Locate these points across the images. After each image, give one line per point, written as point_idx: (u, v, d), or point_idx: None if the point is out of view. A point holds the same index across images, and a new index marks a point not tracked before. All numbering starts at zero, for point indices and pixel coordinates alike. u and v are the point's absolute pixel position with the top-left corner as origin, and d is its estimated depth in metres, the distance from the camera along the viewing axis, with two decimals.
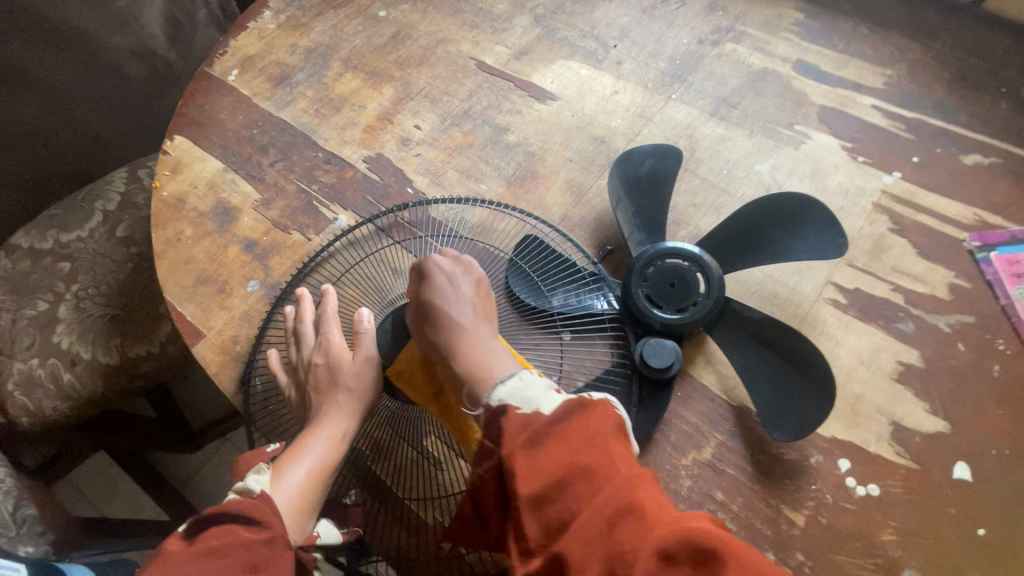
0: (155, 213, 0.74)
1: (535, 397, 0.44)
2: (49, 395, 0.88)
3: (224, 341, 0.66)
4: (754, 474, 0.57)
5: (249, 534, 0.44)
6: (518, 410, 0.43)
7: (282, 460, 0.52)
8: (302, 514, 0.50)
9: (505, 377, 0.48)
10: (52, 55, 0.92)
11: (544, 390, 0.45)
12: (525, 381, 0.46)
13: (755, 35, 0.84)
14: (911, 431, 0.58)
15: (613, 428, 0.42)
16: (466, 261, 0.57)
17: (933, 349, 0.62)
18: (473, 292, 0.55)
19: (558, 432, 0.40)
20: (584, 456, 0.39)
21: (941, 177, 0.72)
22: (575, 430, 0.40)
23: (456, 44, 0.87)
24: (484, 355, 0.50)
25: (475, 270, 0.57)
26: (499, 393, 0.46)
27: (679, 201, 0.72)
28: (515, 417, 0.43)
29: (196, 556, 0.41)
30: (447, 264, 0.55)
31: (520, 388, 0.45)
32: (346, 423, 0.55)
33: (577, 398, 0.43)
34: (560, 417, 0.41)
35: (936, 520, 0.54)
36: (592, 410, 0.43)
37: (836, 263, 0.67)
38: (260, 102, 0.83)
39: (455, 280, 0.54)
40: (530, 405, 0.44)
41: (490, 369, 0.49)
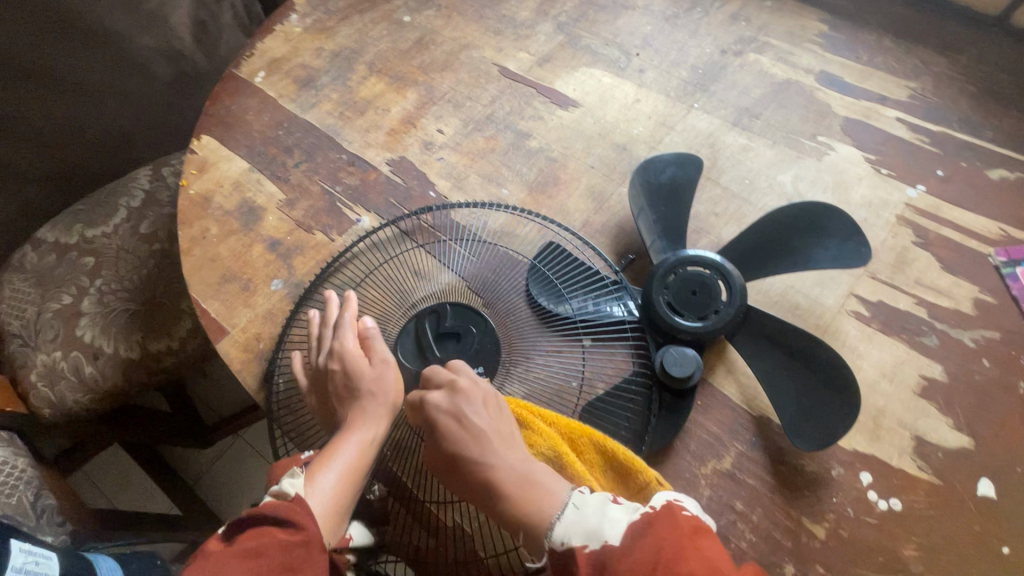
0: (182, 210, 0.75)
1: (598, 525, 0.41)
2: (71, 387, 0.90)
3: (248, 338, 0.66)
4: (774, 485, 0.57)
5: (284, 536, 0.45)
6: (586, 548, 0.40)
7: (314, 465, 0.52)
8: (335, 518, 0.52)
9: (558, 509, 0.44)
10: (84, 55, 0.94)
11: (601, 508, 0.42)
12: (581, 506, 0.43)
13: (778, 46, 0.84)
14: (934, 446, 0.58)
15: (688, 532, 0.39)
16: (464, 387, 0.51)
17: (957, 364, 0.61)
18: (486, 416, 0.50)
19: (632, 564, 0.37)
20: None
21: (966, 191, 0.71)
22: (648, 554, 0.38)
23: (479, 50, 0.87)
24: (525, 488, 0.45)
25: (481, 393, 0.51)
26: (559, 532, 0.42)
27: (700, 209, 0.72)
28: (586, 559, 0.40)
29: (235, 556, 0.43)
30: (445, 400, 0.51)
31: (579, 519, 0.42)
32: (374, 430, 0.55)
33: (637, 517, 0.41)
34: (631, 546, 0.39)
35: (960, 538, 0.54)
36: (660, 523, 0.40)
37: (859, 275, 0.66)
38: (285, 104, 0.84)
39: (461, 415, 0.49)
40: (597, 538, 0.40)
41: (539, 506, 0.44)
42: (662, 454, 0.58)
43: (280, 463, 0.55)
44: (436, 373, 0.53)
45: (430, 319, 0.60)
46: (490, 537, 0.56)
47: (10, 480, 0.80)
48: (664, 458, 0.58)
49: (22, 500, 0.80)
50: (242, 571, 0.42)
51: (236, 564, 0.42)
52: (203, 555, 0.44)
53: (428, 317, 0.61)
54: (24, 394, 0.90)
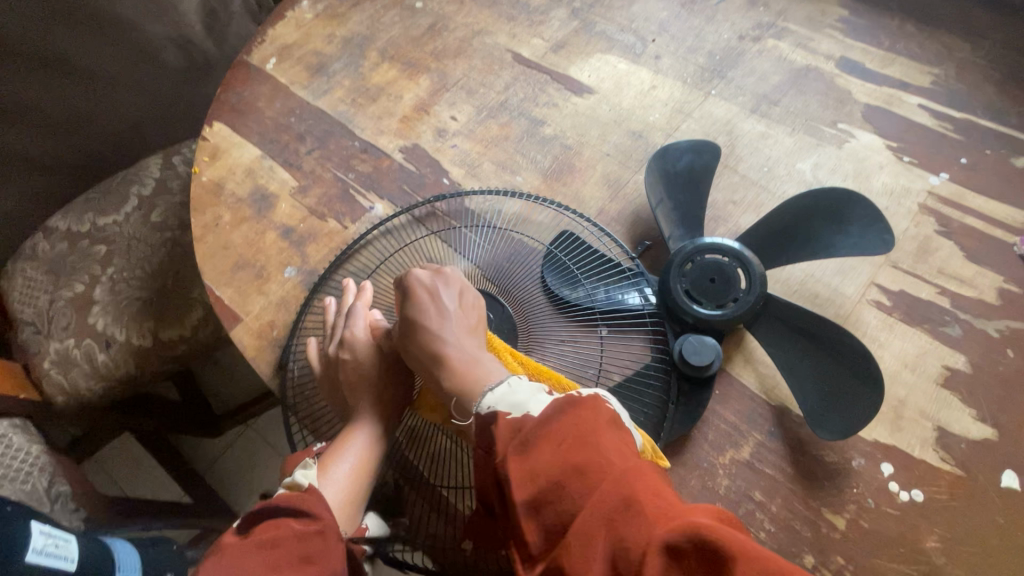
0: (195, 197, 0.75)
1: (524, 401, 0.41)
2: (83, 375, 0.90)
3: (261, 325, 0.66)
4: (794, 475, 0.56)
5: (299, 525, 0.44)
6: (507, 414, 0.41)
7: (327, 456, 0.53)
8: (350, 508, 0.52)
9: (494, 383, 0.45)
10: (94, 41, 0.93)
11: (534, 392, 0.42)
12: (515, 386, 0.43)
13: (797, 32, 0.83)
14: (957, 437, 0.57)
15: (606, 420, 0.39)
16: (448, 271, 0.53)
17: (980, 355, 0.60)
18: (457, 304, 0.52)
19: (548, 433, 0.37)
20: (575, 453, 0.36)
21: (990, 179, 0.70)
22: (566, 427, 0.37)
23: (493, 36, 0.86)
24: (467, 363, 0.48)
25: (457, 280, 0.53)
26: (488, 400, 0.43)
27: (717, 198, 0.71)
28: (504, 423, 0.40)
29: (251, 546, 0.42)
30: (427, 277, 0.53)
31: (508, 393, 0.42)
32: (385, 414, 0.56)
33: (565, 397, 0.40)
34: (550, 418, 0.38)
35: (982, 529, 0.53)
36: (583, 405, 0.39)
37: (880, 264, 0.65)
38: (297, 90, 0.83)
39: (435, 295, 0.51)
40: (519, 410, 0.41)
41: (476, 380, 0.46)
42: (679, 443, 0.58)
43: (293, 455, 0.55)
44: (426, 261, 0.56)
45: None
46: None
47: (25, 467, 0.81)
48: (681, 447, 0.58)
49: (37, 486, 0.81)
50: (260, 561, 0.41)
51: (253, 556, 0.42)
52: (221, 549, 0.43)
53: None
54: (37, 382, 0.90)
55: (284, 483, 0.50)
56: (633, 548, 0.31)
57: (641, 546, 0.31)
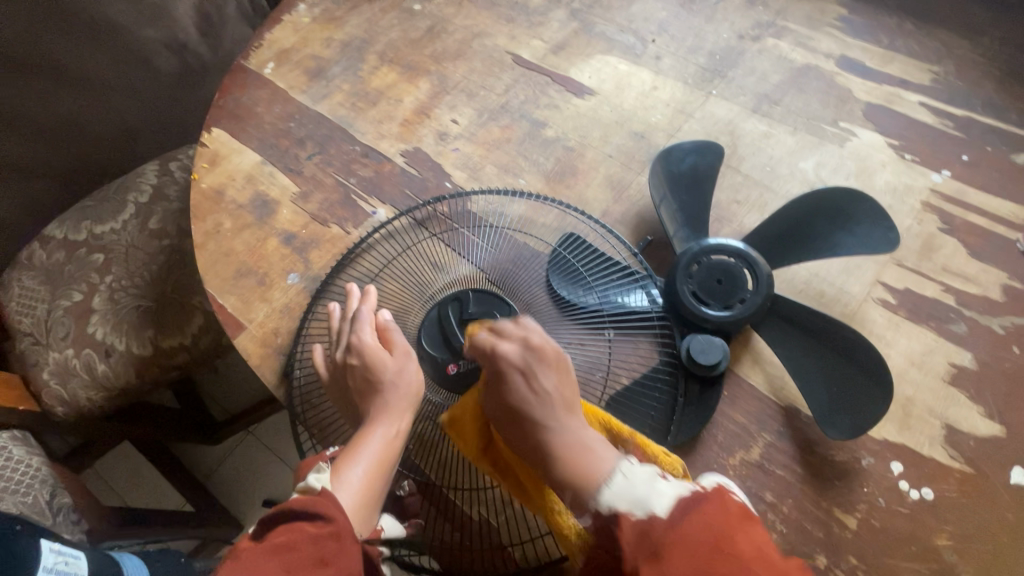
0: (195, 204, 0.74)
1: (646, 495, 0.39)
2: (84, 385, 0.89)
3: (265, 333, 0.66)
4: (804, 475, 0.56)
5: (313, 529, 0.43)
6: (631, 515, 0.39)
7: (340, 460, 0.52)
8: (366, 510, 0.51)
9: (609, 474, 0.42)
10: (87, 48, 0.92)
11: (650, 480, 0.40)
12: (630, 476, 0.41)
13: (796, 31, 0.83)
14: (965, 434, 0.57)
15: (740, 516, 0.37)
16: (538, 344, 0.49)
17: (986, 352, 0.61)
18: (555, 383, 0.48)
19: (683, 538, 0.36)
20: (720, 566, 0.34)
21: (992, 176, 0.70)
22: (698, 529, 0.36)
23: (492, 38, 0.86)
24: (579, 447, 0.45)
25: (552, 351, 0.49)
26: (607, 496, 0.41)
27: (721, 198, 0.71)
28: (630, 525, 0.38)
29: (265, 551, 0.41)
30: (517, 353, 0.49)
31: (627, 486, 0.40)
32: (398, 419, 0.55)
33: (689, 493, 0.39)
34: (679, 519, 0.37)
35: (993, 526, 0.53)
36: (711, 500, 0.38)
37: (885, 263, 0.65)
38: (296, 95, 0.82)
39: (530, 373, 0.48)
40: (644, 508, 0.39)
41: (590, 470, 0.43)
42: (689, 446, 0.58)
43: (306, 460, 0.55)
44: (503, 326, 0.51)
45: (453, 305, 0.59)
46: (516, 527, 0.56)
47: (27, 479, 0.80)
48: (692, 450, 0.58)
49: (39, 498, 0.80)
50: (275, 565, 0.40)
51: (268, 560, 0.41)
52: (235, 555, 0.42)
53: (451, 304, 0.59)
54: (36, 393, 0.89)
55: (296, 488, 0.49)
56: None
57: None
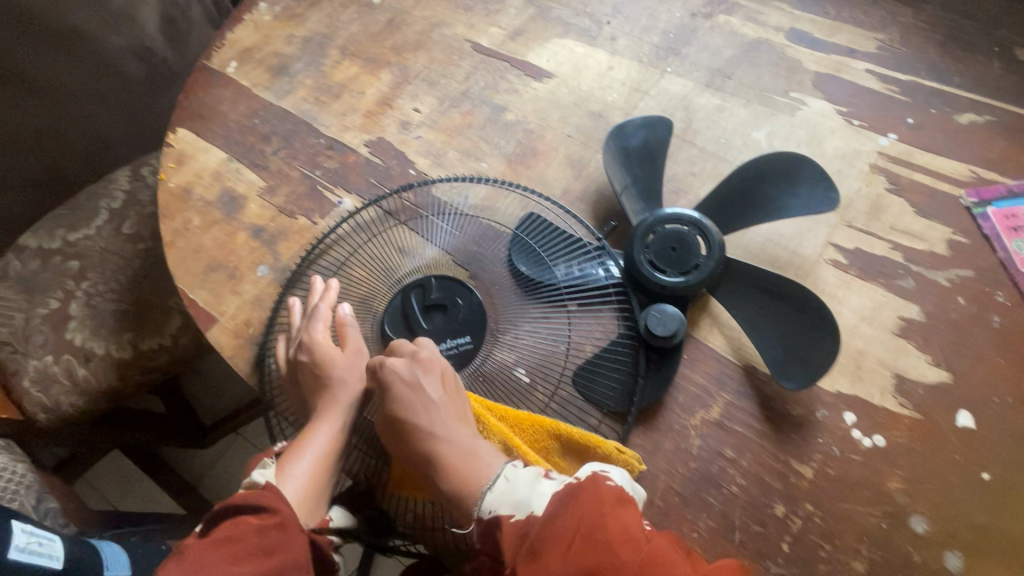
0: (163, 203, 0.75)
1: (525, 497, 0.44)
2: (65, 391, 0.90)
3: (236, 325, 0.67)
4: (762, 430, 0.58)
5: (259, 521, 0.45)
6: (512, 518, 0.43)
7: (286, 455, 0.54)
8: (314, 501, 0.53)
9: (490, 480, 0.47)
10: (50, 57, 0.93)
11: (532, 483, 0.45)
12: (511, 480, 0.46)
13: (747, 7, 0.85)
14: (914, 383, 0.59)
15: (613, 501, 0.40)
16: (425, 357, 0.53)
17: (934, 304, 0.63)
18: (441, 390, 0.52)
19: (555, 535, 0.39)
20: (583, 549, 0.37)
21: (937, 137, 0.72)
22: (570, 519, 0.39)
23: (451, 28, 0.87)
24: (463, 460, 0.49)
25: (436, 365, 0.53)
26: (488, 503, 0.45)
27: (677, 170, 0.73)
28: (510, 528, 0.43)
29: (210, 544, 0.43)
30: (406, 368, 0.53)
31: (508, 490, 0.45)
32: (343, 417, 0.56)
33: (565, 487, 0.42)
34: (553, 517, 0.40)
35: (942, 468, 0.56)
36: (585, 490, 0.41)
37: (835, 225, 0.68)
38: (260, 92, 0.83)
39: (416, 386, 0.52)
40: (523, 509, 0.43)
41: (474, 477, 0.47)
42: (652, 409, 0.60)
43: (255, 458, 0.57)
44: (399, 346, 0.55)
45: (416, 291, 0.60)
46: None
47: (12, 485, 0.81)
48: (655, 412, 0.60)
49: (25, 504, 0.81)
50: (218, 558, 0.43)
51: (212, 552, 0.43)
52: (179, 552, 0.44)
53: (414, 290, 0.60)
54: (19, 401, 0.90)
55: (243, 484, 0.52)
56: None
57: None
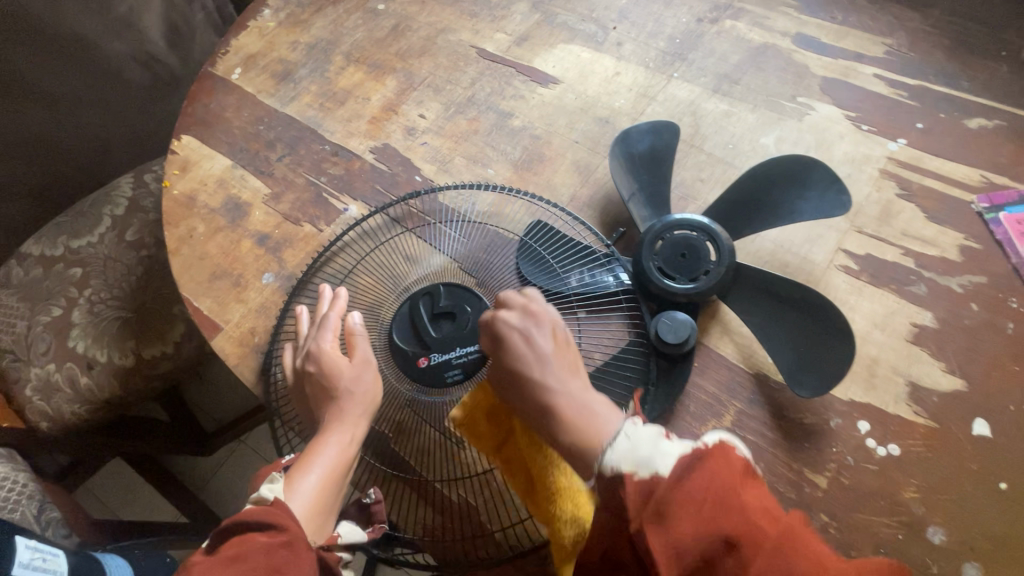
0: (167, 211, 0.75)
1: (649, 456, 0.38)
2: (67, 399, 0.89)
3: (242, 333, 0.66)
4: (775, 439, 0.57)
5: (267, 539, 0.44)
6: (635, 476, 0.38)
7: (294, 469, 0.53)
8: (320, 516, 0.52)
9: (611, 435, 0.42)
10: (54, 63, 0.92)
11: (654, 440, 0.39)
12: (633, 436, 0.40)
13: (753, 11, 0.84)
14: (928, 391, 0.58)
15: (745, 472, 0.37)
16: (536, 309, 0.52)
17: (946, 310, 0.62)
18: (552, 343, 0.50)
19: (685, 498, 0.35)
20: (724, 520, 0.34)
21: (947, 142, 0.72)
22: (703, 485, 0.35)
23: (456, 34, 0.87)
24: (583, 411, 0.45)
25: (548, 319, 0.52)
26: (609, 457, 0.40)
27: (686, 176, 0.72)
28: (633, 487, 0.38)
29: (218, 562, 0.42)
30: (517, 318, 0.51)
31: (631, 449, 0.39)
32: (351, 430, 0.55)
33: (693, 449, 0.38)
34: (682, 478, 0.36)
35: (958, 478, 0.55)
36: (718, 457, 0.37)
37: (846, 230, 0.67)
38: (264, 99, 0.83)
39: (529, 336, 0.50)
40: (646, 467, 0.38)
41: (594, 429, 0.44)
42: (663, 418, 0.59)
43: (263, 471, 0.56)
44: (508, 299, 0.54)
45: (424, 299, 0.59)
46: (496, 510, 0.57)
47: (13, 494, 0.80)
48: (666, 421, 0.59)
49: (26, 514, 0.80)
50: None
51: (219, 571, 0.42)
52: (187, 569, 0.43)
53: (422, 298, 0.59)
54: (20, 410, 0.90)
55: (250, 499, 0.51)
56: None
57: None
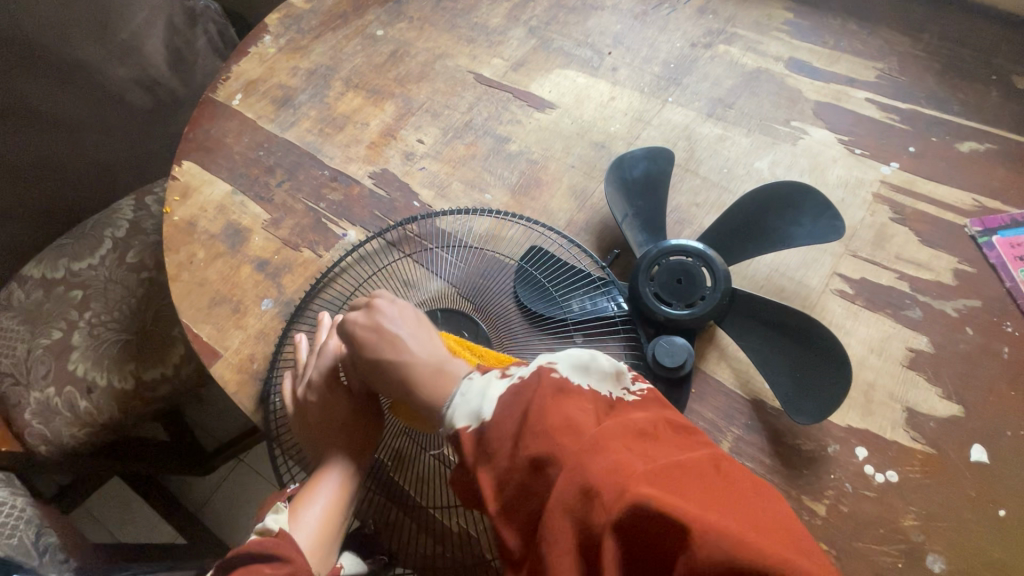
0: (167, 236, 0.75)
1: (478, 405, 0.42)
2: (66, 422, 0.89)
3: (241, 360, 0.67)
4: (773, 466, 0.57)
5: (272, 570, 0.44)
6: (467, 429, 0.41)
7: (297, 500, 0.53)
8: (324, 546, 0.52)
9: (452, 395, 0.45)
10: (57, 89, 0.94)
11: (482, 391, 0.43)
12: (468, 390, 0.44)
13: (746, 36, 0.86)
14: (925, 417, 0.59)
15: (554, 392, 0.40)
16: (381, 298, 0.54)
17: (942, 335, 0.63)
18: (401, 321, 0.52)
19: (500, 433, 0.39)
20: (528, 444, 0.37)
21: (939, 166, 0.73)
22: (516, 420, 0.39)
23: (454, 59, 0.88)
24: (433, 375, 0.48)
25: (392, 303, 0.54)
26: (449, 415, 0.43)
27: (681, 201, 0.73)
28: (466, 437, 0.41)
29: None
30: (362, 311, 0.53)
31: (463, 402, 0.43)
32: (353, 458, 0.56)
33: (512, 386, 0.41)
34: (501, 416, 0.40)
35: (957, 505, 0.55)
36: (530, 386, 0.41)
37: (840, 254, 0.68)
38: (264, 124, 0.84)
39: (376, 325, 0.52)
40: (474, 416, 0.42)
41: (442, 389, 0.46)
42: None
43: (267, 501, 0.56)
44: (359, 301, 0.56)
45: None
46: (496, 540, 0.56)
47: (11, 520, 0.80)
48: None
49: (24, 539, 0.79)
50: None
51: None
52: None
53: None
54: (19, 433, 0.89)
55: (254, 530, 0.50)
56: (591, 528, 0.32)
57: (595, 524, 0.32)
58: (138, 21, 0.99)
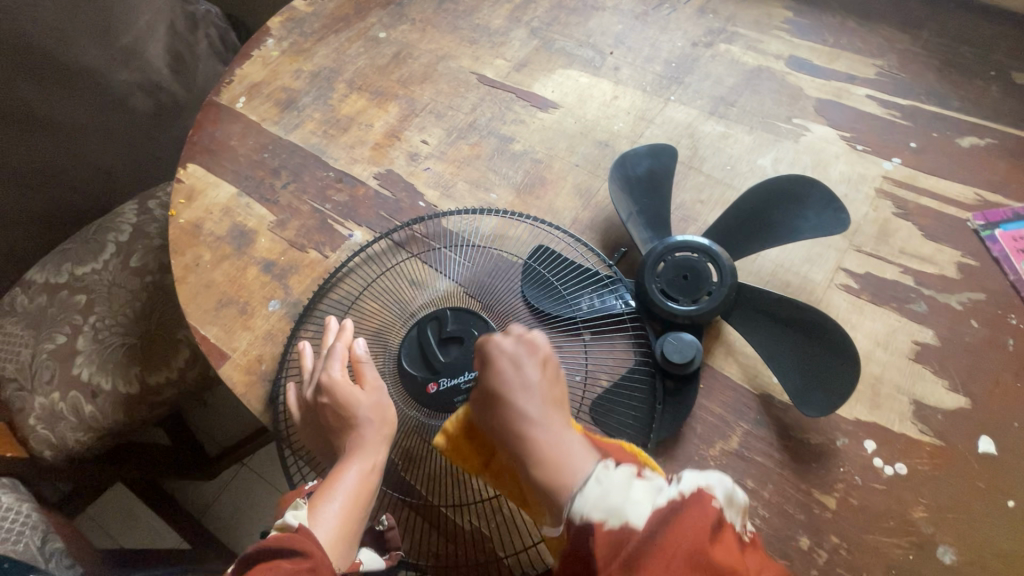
0: (173, 239, 0.75)
1: (621, 505, 0.40)
2: (71, 427, 0.89)
3: (249, 361, 0.67)
4: (782, 460, 0.58)
5: (291, 565, 0.44)
6: (605, 524, 0.39)
7: (317, 495, 0.53)
8: (345, 542, 0.51)
9: (580, 479, 0.42)
10: (59, 94, 0.94)
11: (626, 488, 0.40)
12: (604, 482, 0.41)
13: (746, 35, 0.86)
14: (932, 409, 0.59)
15: (713, 525, 0.39)
16: (530, 340, 0.51)
17: (947, 328, 0.63)
18: (542, 375, 0.49)
19: (656, 551, 0.37)
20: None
21: (941, 161, 0.73)
22: (676, 542, 0.37)
23: (456, 60, 0.89)
24: (558, 445, 0.44)
25: (541, 350, 0.51)
26: (579, 502, 0.40)
27: (685, 198, 0.74)
28: (604, 535, 0.39)
29: None
30: (512, 346, 0.50)
31: (602, 494, 0.40)
32: (372, 456, 0.55)
33: (669, 502, 0.40)
34: (657, 533, 0.38)
35: (966, 497, 0.55)
36: (688, 509, 0.39)
37: (844, 250, 0.68)
38: (268, 127, 0.84)
39: (519, 363, 0.49)
40: (618, 516, 0.39)
41: (568, 465, 0.43)
42: (671, 440, 0.59)
43: (286, 497, 0.56)
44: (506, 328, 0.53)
45: (433, 325, 0.60)
46: (507, 536, 0.57)
47: (16, 526, 0.79)
48: (674, 444, 0.59)
49: (29, 545, 0.79)
50: None
51: None
52: None
53: (431, 324, 0.60)
54: (24, 439, 0.89)
55: (275, 526, 0.50)
56: None
57: None
58: (140, 26, 0.99)
